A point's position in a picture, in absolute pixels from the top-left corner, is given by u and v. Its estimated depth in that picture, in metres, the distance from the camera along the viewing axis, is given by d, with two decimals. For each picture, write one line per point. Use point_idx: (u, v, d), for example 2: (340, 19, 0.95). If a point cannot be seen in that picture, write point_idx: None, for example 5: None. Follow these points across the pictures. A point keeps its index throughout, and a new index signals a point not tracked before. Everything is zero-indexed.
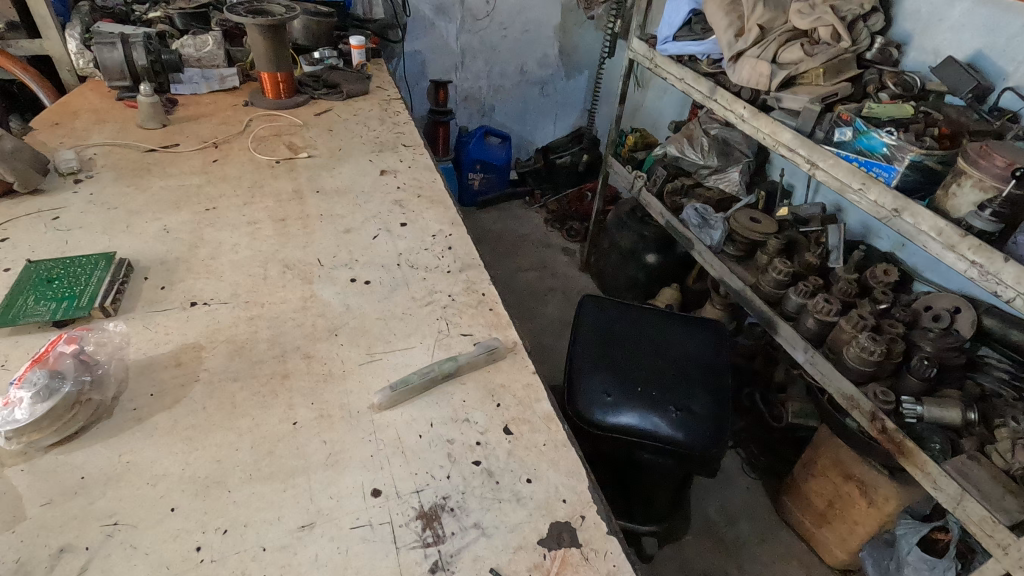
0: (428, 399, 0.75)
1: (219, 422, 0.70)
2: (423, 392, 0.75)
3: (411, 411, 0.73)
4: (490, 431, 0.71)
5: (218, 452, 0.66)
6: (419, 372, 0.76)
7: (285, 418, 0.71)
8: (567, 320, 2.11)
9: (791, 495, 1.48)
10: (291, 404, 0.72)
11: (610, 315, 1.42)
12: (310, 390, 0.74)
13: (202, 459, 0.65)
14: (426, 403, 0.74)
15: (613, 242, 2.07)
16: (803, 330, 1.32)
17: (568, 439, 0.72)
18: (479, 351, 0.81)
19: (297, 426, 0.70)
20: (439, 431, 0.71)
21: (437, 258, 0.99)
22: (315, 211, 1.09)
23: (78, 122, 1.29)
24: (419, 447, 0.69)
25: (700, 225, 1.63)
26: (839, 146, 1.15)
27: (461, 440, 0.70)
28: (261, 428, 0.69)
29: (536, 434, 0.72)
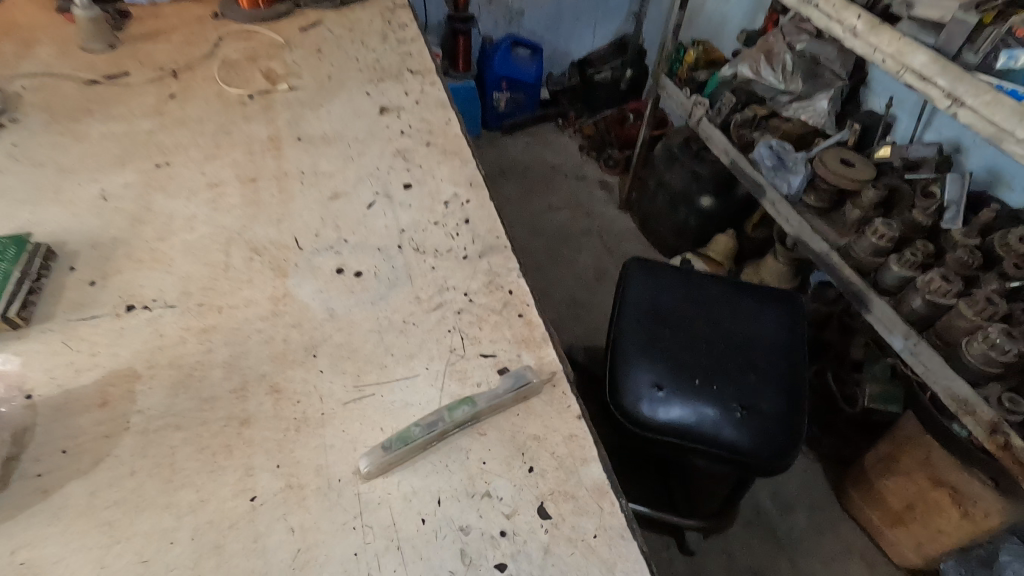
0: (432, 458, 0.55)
1: (153, 496, 0.51)
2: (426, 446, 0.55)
3: (410, 482, 0.53)
4: (519, 515, 0.52)
5: (146, 547, 0.49)
6: (423, 424, 0.56)
7: (241, 490, 0.52)
8: (603, 269, 1.88)
9: (858, 487, 1.30)
10: (250, 467, 0.53)
11: (662, 282, 1.18)
12: (276, 445, 0.55)
13: (124, 558, 0.48)
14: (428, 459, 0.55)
15: (660, 181, 1.78)
16: (905, 311, 1.06)
17: (626, 528, 0.52)
18: (505, 388, 0.59)
19: (256, 504, 0.51)
20: (448, 515, 0.52)
21: (450, 238, 0.76)
22: (296, 167, 0.85)
23: (4, 42, 1.03)
24: (420, 541, 0.50)
25: (775, 167, 1.33)
26: (1004, 75, 0.84)
27: (481, 529, 0.51)
28: (209, 505, 0.51)
29: (583, 519, 0.52)
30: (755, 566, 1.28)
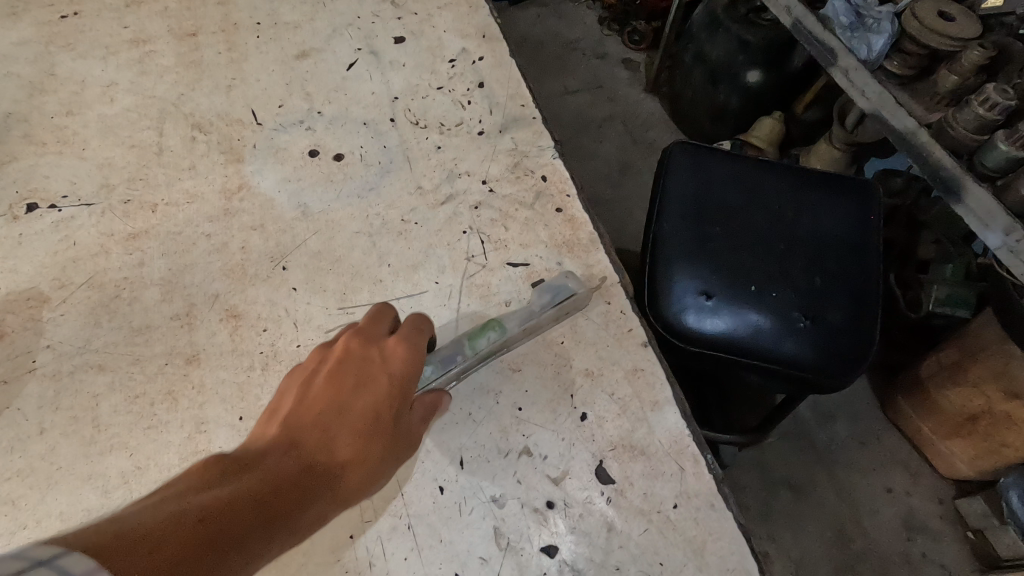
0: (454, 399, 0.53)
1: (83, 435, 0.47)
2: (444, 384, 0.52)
3: (465, 427, 0.52)
4: (584, 457, 0.51)
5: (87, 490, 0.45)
6: (437, 362, 0.52)
7: (194, 425, 0.48)
8: (627, 161, 1.68)
9: (910, 398, 1.19)
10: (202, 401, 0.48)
11: (711, 170, 0.99)
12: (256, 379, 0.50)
13: (65, 501, 0.45)
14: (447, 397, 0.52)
15: (697, 53, 1.52)
16: (1008, 200, 0.87)
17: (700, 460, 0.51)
18: (542, 304, 0.55)
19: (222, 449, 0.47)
20: (509, 461, 0.51)
21: (458, 108, 0.62)
22: (250, 18, 0.65)
23: None
24: (487, 487, 0.50)
25: (852, 26, 1.08)
26: None
27: (544, 472, 0.51)
28: (157, 447, 0.47)
29: (653, 458, 0.51)
30: (791, 479, 1.20)
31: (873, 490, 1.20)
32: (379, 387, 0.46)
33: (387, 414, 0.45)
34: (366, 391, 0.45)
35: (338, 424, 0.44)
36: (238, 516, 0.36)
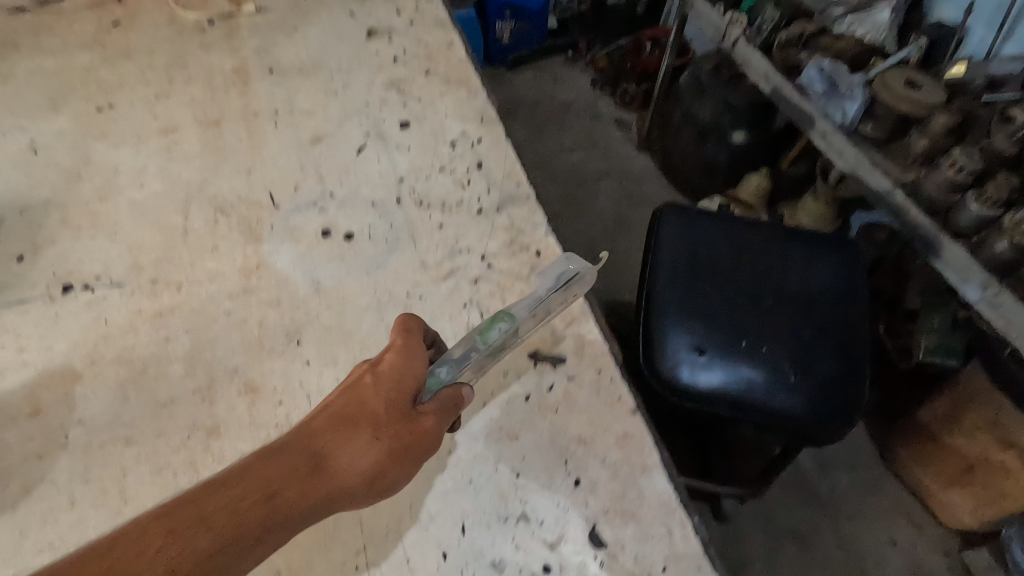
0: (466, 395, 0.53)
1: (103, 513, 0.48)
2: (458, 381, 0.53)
3: (463, 496, 0.54)
4: (578, 524, 0.53)
5: None
6: (453, 360, 0.55)
7: None
8: (622, 215, 1.74)
9: (907, 448, 1.20)
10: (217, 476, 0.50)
11: (700, 229, 1.04)
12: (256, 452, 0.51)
13: None
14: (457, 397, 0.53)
15: (686, 114, 1.60)
16: (985, 257, 0.92)
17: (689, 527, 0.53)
18: (546, 290, 0.59)
19: None
20: (505, 528, 0.53)
21: (460, 190, 0.66)
22: (266, 107, 0.70)
23: None
24: (485, 555, 0.52)
25: (827, 93, 1.14)
26: None
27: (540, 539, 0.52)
28: None
29: (644, 525, 0.53)
30: (796, 532, 1.20)
31: (878, 542, 1.19)
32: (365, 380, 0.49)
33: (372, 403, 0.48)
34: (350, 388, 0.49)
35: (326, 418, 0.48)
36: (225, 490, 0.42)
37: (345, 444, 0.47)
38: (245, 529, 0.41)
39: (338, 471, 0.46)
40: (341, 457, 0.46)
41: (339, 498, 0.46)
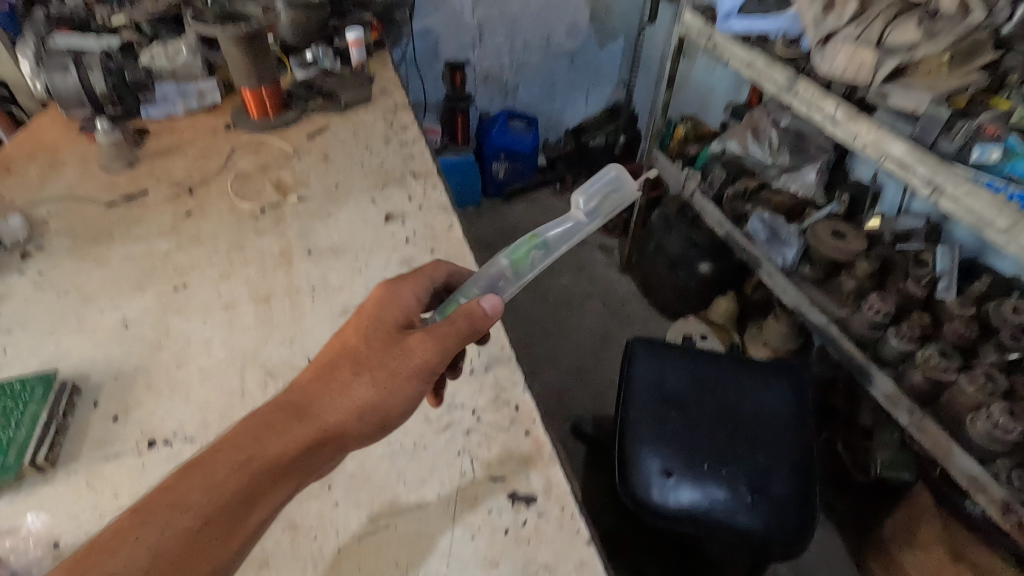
0: (566, 241, 0.77)
1: None
2: (555, 247, 0.77)
3: None
4: None
5: None
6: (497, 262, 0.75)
7: None
8: (607, 333, 1.91)
9: (877, 559, 1.27)
10: None
11: (667, 361, 1.20)
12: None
13: None
14: (562, 236, 0.76)
15: (659, 246, 1.81)
16: (907, 386, 1.08)
17: None
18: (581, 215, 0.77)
19: None
20: None
21: None
22: (305, 283, 0.89)
23: (30, 165, 1.10)
24: None
25: (770, 239, 1.37)
26: (980, 168, 0.87)
27: None
28: None
29: None
30: None
31: None
32: (352, 329, 0.61)
33: (358, 347, 0.60)
34: (340, 339, 0.61)
35: (317, 372, 0.59)
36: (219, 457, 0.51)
37: (337, 387, 0.57)
38: (240, 480, 0.50)
39: (331, 412, 0.56)
40: (332, 402, 0.56)
41: (337, 436, 0.55)
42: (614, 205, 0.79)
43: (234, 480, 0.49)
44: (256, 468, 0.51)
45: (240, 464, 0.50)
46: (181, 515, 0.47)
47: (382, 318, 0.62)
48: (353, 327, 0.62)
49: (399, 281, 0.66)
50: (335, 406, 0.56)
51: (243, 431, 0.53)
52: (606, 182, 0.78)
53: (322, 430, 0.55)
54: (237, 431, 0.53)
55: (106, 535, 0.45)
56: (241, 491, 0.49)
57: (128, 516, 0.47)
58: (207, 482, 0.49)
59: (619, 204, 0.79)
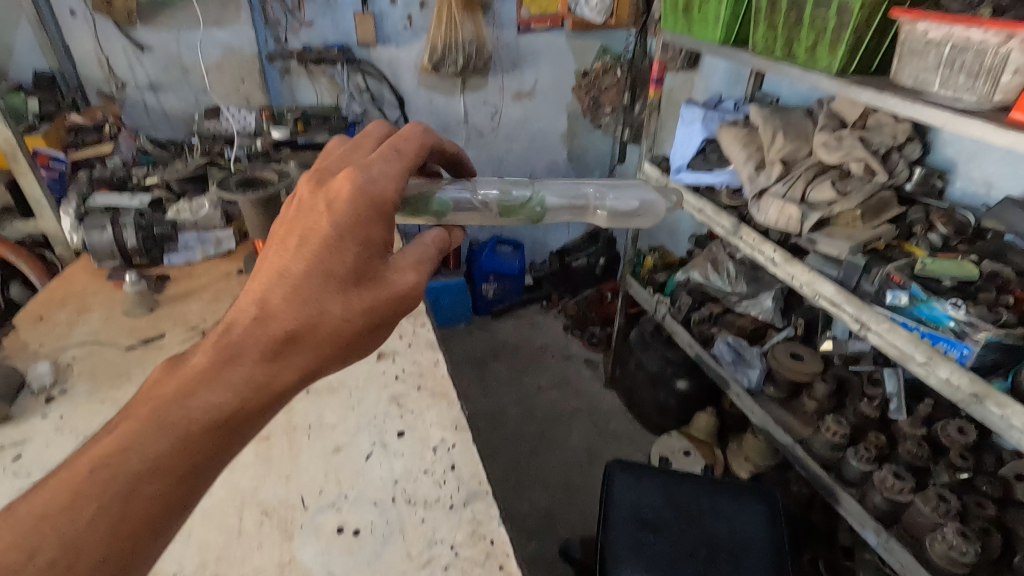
0: (569, 216, 0.91)
1: None
2: (558, 217, 0.90)
3: None
4: None
5: None
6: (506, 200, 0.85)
7: None
8: (594, 449, 1.95)
9: None
10: None
11: (644, 483, 1.26)
12: None
13: None
14: (572, 212, 0.90)
15: (638, 363, 1.92)
16: (871, 506, 1.13)
17: None
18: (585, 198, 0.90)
19: None
20: None
21: (437, 487, 0.86)
22: (302, 420, 0.97)
23: (60, 311, 1.22)
24: None
25: (735, 362, 1.47)
26: (894, 309, 0.99)
27: None
28: None
29: None
30: None
31: None
32: (329, 243, 0.52)
33: (341, 267, 0.52)
34: (315, 249, 0.52)
35: (289, 286, 0.50)
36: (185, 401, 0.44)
37: (311, 306, 0.50)
38: (214, 428, 0.44)
39: (311, 345, 0.50)
40: (313, 344, 0.50)
41: (316, 369, 0.51)
42: (621, 216, 0.92)
43: (205, 433, 0.44)
44: (229, 423, 0.45)
45: (218, 416, 0.44)
46: (146, 475, 0.40)
47: (364, 231, 0.54)
48: (332, 236, 0.52)
49: (377, 184, 0.56)
50: (316, 340, 0.50)
51: (203, 373, 0.46)
52: (628, 211, 0.92)
53: (297, 369, 0.49)
54: (199, 369, 0.46)
55: (46, 506, 0.38)
56: (215, 448, 0.44)
57: (69, 480, 0.39)
58: (171, 438, 0.42)
59: (621, 217, 0.92)
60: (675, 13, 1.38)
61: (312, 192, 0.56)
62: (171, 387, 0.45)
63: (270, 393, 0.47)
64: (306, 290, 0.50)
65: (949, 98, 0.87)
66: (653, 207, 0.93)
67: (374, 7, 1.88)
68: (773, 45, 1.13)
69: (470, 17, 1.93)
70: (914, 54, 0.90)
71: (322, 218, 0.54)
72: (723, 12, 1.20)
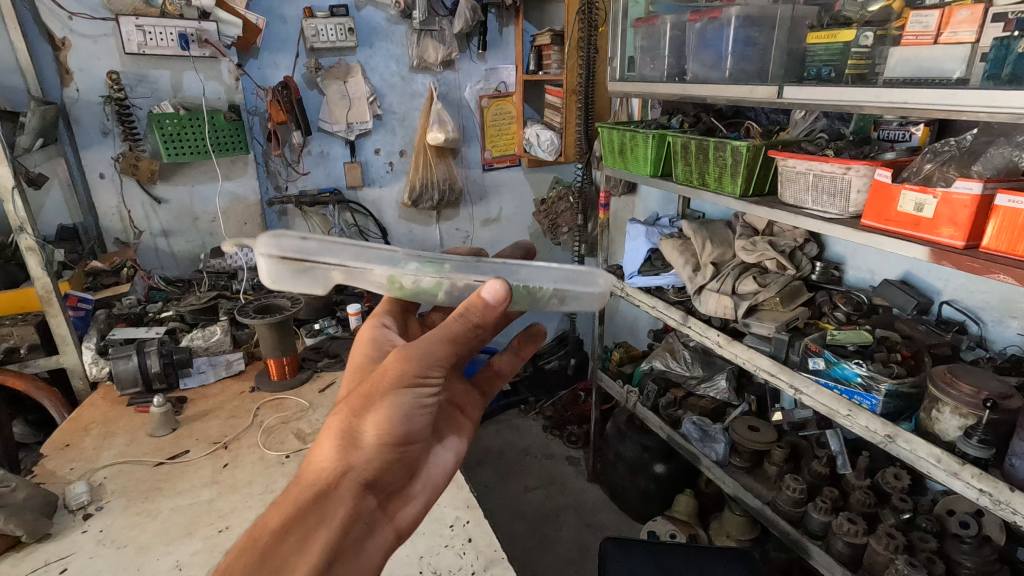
0: (356, 264, 0.72)
1: None
2: (360, 270, 0.72)
3: None
4: None
5: None
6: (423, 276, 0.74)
7: None
8: (584, 543, 2.02)
9: None
10: None
11: (635, 558, 1.37)
12: None
13: None
14: (361, 270, 0.72)
15: (617, 453, 2.06)
16: (836, 553, 1.27)
17: None
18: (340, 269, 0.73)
19: None
20: None
21: (459, 557, 0.98)
22: None
23: (86, 437, 1.31)
24: None
25: (702, 438, 1.64)
26: (816, 373, 1.23)
27: None
28: None
29: None
30: None
31: None
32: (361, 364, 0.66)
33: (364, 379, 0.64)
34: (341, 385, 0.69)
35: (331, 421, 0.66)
36: (284, 502, 0.61)
37: (354, 399, 0.62)
38: (298, 521, 0.59)
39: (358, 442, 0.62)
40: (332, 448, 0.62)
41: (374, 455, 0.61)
42: (300, 270, 0.71)
43: (282, 533, 0.58)
44: (300, 517, 0.59)
45: (299, 510, 0.59)
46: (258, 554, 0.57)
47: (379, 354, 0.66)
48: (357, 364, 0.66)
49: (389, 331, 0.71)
50: (332, 448, 0.62)
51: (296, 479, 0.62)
52: (298, 281, 0.72)
53: (322, 472, 0.61)
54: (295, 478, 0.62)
55: None
56: (274, 552, 0.57)
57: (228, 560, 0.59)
58: (272, 528, 0.59)
59: (297, 272, 0.71)
60: (613, 154, 1.72)
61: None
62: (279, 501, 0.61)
63: (304, 499, 0.60)
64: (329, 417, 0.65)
65: (820, 211, 1.18)
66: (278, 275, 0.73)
67: (361, 157, 2.22)
68: (691, 176, 1.46)
69: (442, 161, 2.30)
70: (790, 181, 1.23)
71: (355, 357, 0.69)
72: (650, 154, 1.54)
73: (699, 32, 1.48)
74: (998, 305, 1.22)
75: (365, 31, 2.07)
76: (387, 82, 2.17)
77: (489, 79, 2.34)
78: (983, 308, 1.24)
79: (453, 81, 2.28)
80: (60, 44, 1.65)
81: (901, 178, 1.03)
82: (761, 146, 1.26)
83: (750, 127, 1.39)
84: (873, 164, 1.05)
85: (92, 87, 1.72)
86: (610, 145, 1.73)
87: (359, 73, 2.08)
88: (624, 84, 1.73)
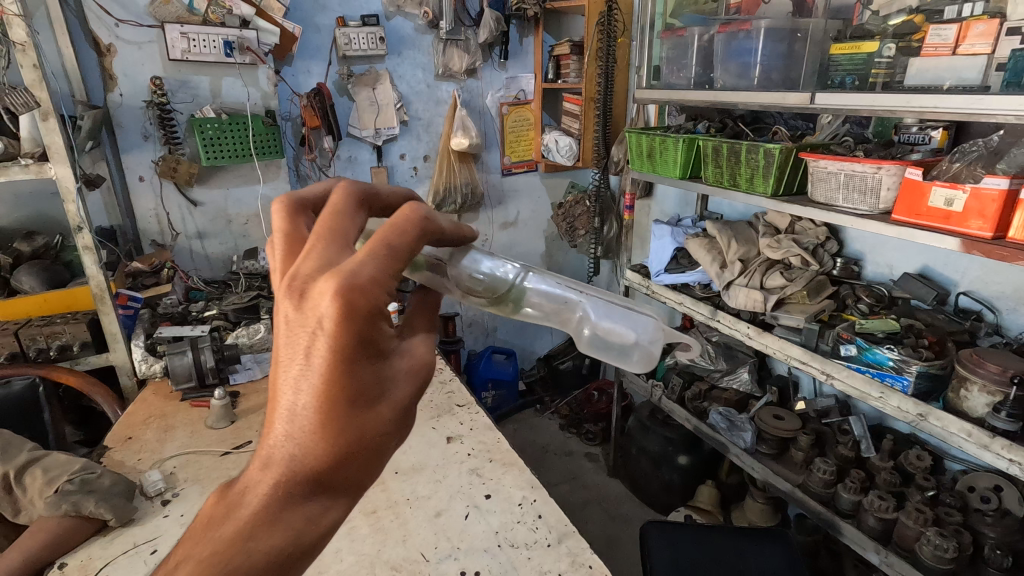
0: (563, 319, 0.82)
1: None
2: (567, 320, 0.82)
3: None
4: None
5: None
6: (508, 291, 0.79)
7: None
8: (610, 534, 2.08)
9: None
10: None
11: (676, 539, 1.44)
12: None
13: None
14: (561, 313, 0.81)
15: (640, 446, 2.12)
16: (867, 529, 1.35)
17: None
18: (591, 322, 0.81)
19: None
20: None
21: (533, 531, 1.04)
22: (401, 495, 1.12)
23: (147, 429, 1.35)
24: None
25: (729, 427, 1.71)
26: (848, 359, 1.32)
27: None
28: None
29: None
30: None
31: None
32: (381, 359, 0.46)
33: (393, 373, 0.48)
34: (326, 372, 0.43)
35: (338, 428, 0.44)
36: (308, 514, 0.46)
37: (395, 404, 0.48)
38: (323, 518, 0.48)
39: None
40: (366, 465, 0.47)
41: None
42: (615, 347, 0.81)
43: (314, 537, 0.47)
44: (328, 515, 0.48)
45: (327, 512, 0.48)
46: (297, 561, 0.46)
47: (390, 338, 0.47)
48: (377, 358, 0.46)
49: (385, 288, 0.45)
50: (363, 467, 0.47)
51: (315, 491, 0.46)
52: (612, 344, 0.81)
53: (351, 482, 0.47)
54: (306, 489, 0.45)
55: None
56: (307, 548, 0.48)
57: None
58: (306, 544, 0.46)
59: (616, 357, 0.82)
60: (641, 157, 1.81)
61: (292, 282, 0.45)
62: (297, 521, 0.45)
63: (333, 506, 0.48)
64: (324, 422, 0.44)
65: (851, 208, 1.27)
66: (651, 355, 0.80)
67: (387, 162, 2.28)
68: (721, 178, 1.55)
69: (465, 166, 2.37)
70: (822, 180, 1.32)
71: (363, 343, 0.44)
72: (680, 156, 1.63)
73: (727, 43, 1.58)
74: (1013, 295, 1.32)
75: (394, 40, 2.14)
76: (414, 90, 2.24)
77: (509, 87, 2.42)
78: (998, 297, 1.35)
79: (476, 89, 2.36)
80: (105, 51, 1.70)
81: (931, 177, 1.13)
82: (792, 148, 1.35)
83: (778, 131, 1.49)
84: (904, 163, 1.15)
85: (135, 92, 1.76)
86: (637, 150, 1.82)
87: (387, 80, 2.14)
88: (651, 92, 1.83)
